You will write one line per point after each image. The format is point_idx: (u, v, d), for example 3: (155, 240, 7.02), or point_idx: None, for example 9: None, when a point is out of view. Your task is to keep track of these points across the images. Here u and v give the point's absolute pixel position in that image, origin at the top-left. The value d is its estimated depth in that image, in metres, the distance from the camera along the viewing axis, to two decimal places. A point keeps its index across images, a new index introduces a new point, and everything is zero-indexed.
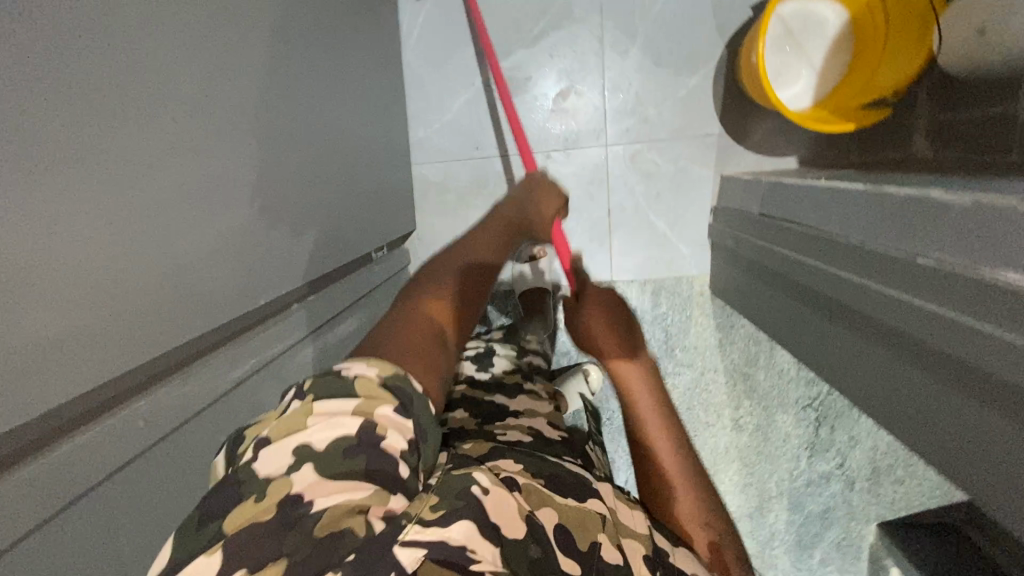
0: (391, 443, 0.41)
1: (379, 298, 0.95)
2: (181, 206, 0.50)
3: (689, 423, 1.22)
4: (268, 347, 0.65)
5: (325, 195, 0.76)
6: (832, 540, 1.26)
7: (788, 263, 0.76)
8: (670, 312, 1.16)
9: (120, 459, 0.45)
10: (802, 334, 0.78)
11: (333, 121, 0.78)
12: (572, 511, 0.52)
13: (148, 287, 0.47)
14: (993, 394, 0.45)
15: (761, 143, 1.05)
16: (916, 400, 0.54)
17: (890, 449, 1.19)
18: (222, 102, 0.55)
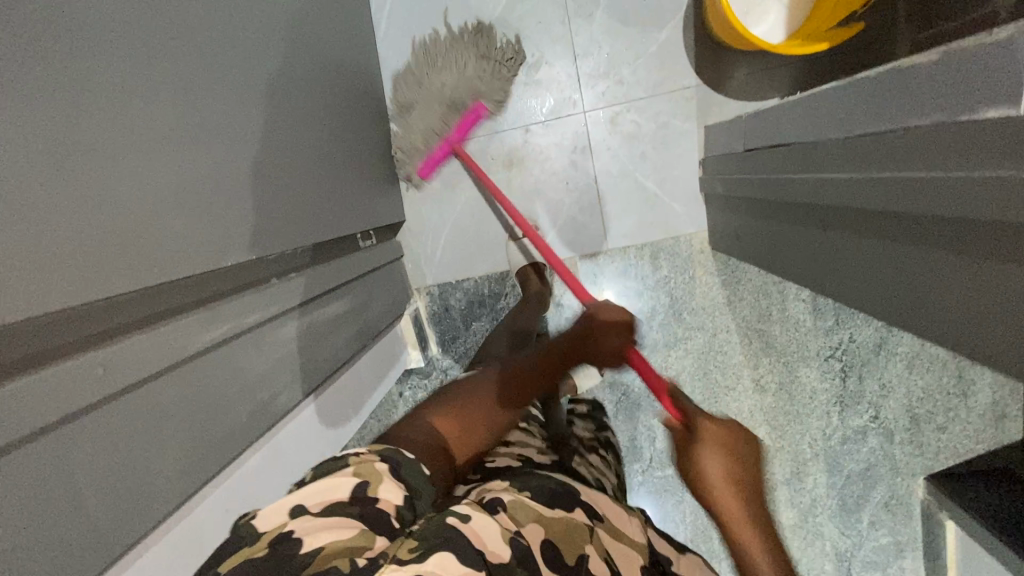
0: (383, 501, 0.49)
1: (369, 284, 0.94)
2: (171, 157, 0.48)
3: (708, 390, 1.16)
4: (264, 318, 0.62)
5: (312, 172, 0.76)
6: (879, 500, 1.19)
7: (778, 187, 0.72)
8: (671, 274, 1.12)
9: (119, 420, 0.41)
10: (804, 260, 0.74)
11: (312, 97, 0.78)
12: (557, 525, 0.56)
13: (144, 235, 0.44)
14: (999, 245, 0.41)
15: (742, 88, 1.03)
16: (929, 285, 0.50)
17: (926, 394, 1.13)
18: (203, 60, 0.54)
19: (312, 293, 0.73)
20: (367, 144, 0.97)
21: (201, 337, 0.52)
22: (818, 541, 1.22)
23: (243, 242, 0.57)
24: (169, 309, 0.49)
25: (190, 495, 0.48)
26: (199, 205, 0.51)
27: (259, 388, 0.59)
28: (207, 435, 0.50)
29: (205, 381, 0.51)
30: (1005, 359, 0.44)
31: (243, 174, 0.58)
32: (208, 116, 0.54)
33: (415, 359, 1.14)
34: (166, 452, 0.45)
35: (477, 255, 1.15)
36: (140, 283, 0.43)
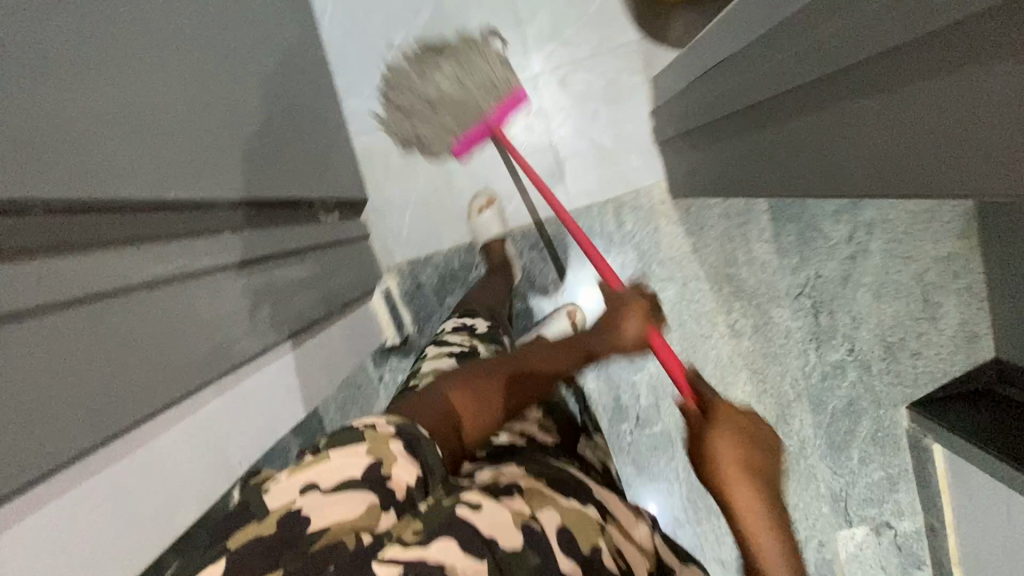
0: (396, 481, 0.48)
1: (333, 256, 0.95)
2: (118, 89, 0.50)
3: (685, 339, 1.18)
4: (221, 267, 0.63)
5: (263, 136, 0.77)
6: (867, 434, 1.20)
7: (736, 95, 0.74)
8: (636, 228, 1.15)
9: (59, 333, 0.42)
10: (759, 172, 0.77)
11: (253, 63, 0.79)
12: (573, 515, 0.55)
13: (96, 155, 0.45)
14: (909, 70, 0.43)
15: (682, 37, 1.08)
16: (865, 145, 0.51)
17: (896, 321, 1.16)
18: (141, 10, 0.56)
19: (268, 251, 0.73)
20: (317, 123, 0.99)
21: (147, 269, 0.52)
22: (812, 483, 1.22)
23: (189, 183, 0.58)
24: (112, 240, 0.49)
25: (138, 422, 0.48)
26: (148, 138, 0.52)
27: (212, 331, 0.59)
28: (152, 367, 0.50)
29: (150, 312, 0.51)
30: (909, 187, 0.46)
31: (188, 121, 0.60)
32: (149, 60, 0.55)
33: (390, 338, 1.14)
34: (107, 373, 0.45)
35: (445, 230, 1.15)
36: (89, 197, 0.44)
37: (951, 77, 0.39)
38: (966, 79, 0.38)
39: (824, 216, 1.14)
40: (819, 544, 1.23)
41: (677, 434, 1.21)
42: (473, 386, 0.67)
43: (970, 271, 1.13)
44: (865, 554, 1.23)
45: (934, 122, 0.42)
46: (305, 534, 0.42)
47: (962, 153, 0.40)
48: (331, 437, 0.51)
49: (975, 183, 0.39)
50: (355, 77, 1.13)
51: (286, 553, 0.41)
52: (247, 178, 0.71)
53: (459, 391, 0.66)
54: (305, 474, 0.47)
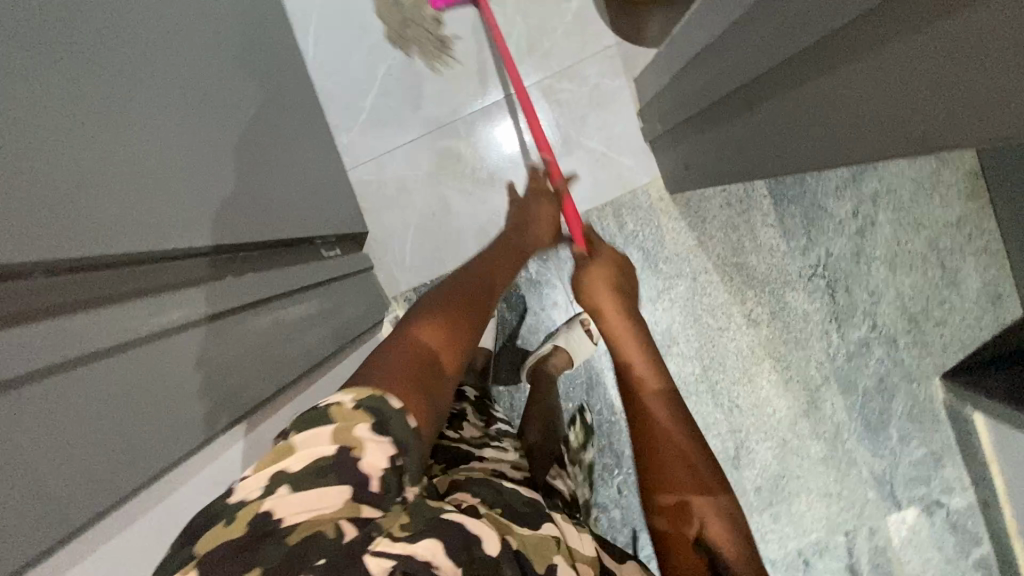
0: (368, 462, 0.49)
1: (339, 290, 0.94)
2: (113, 152, 0.51)
3: (702, 333, 1.16)
4: (228, 310, 0.63)
5: (256, 180, 0.78)
6: (903, 411, 1.16)
7: (723, 78, 0.73)
8: (638, 228, 1.14)
9: (85, 389, 0.43)
10: (755, 154, 0.76)
11: (239, 109, 0.80)
12: (529, 538, 0.53)
13: (101, 218, 0.47)
14: (890, 28, 0.44)
15: (658, 37, 1.10)
16: (863, 109, 0.51)
17: (917, 292, 1.13)
18: (134, 73, 0.58)
19: (270, 291, 0.72)
20: (311, 161, 1.00)
21: (160, 316, 0.53)
22: (854, 469, 1.18)
23: (180, 232, 0.58)
24: (102, 297, 0.47)
25: (137, 489, 0.47)
26: (135, 192, 0.52)
27: (217, 378, 0.59)
28: (146, 427, 0.48)
29: (152, 366, 0.50)
30: (908, 148, 0.46)
31: (181, 178, 0.61)
32: (142, 122, 0.57)
33: None
34: (97, 443, 0.43)
35: (447, 251, 1.15)
36: (78, 255, 0.44)
37: (932, 34, 0.40)
38: (949, 32, 0.39)
39: (827, 193, 1.13)
40: (871, 531, 1.18)
41: (708, 434, 1.17)
42: (436, 317, 0.64)
43: (982, 231, 1.12)
44: (919, 537, 1.18)
45: (924, 77, 0.42)
46: (280, 529, 0.43)
47: (948, 109, 0.41)
48: (301, 421, 0.51)
49: (963, 133, 0.40)
50: (345, 112, 1.14)
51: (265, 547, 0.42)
52: (247, 222, 0.72)
53: (432, 327, 0.63)
54: (276, 463, 0.48)
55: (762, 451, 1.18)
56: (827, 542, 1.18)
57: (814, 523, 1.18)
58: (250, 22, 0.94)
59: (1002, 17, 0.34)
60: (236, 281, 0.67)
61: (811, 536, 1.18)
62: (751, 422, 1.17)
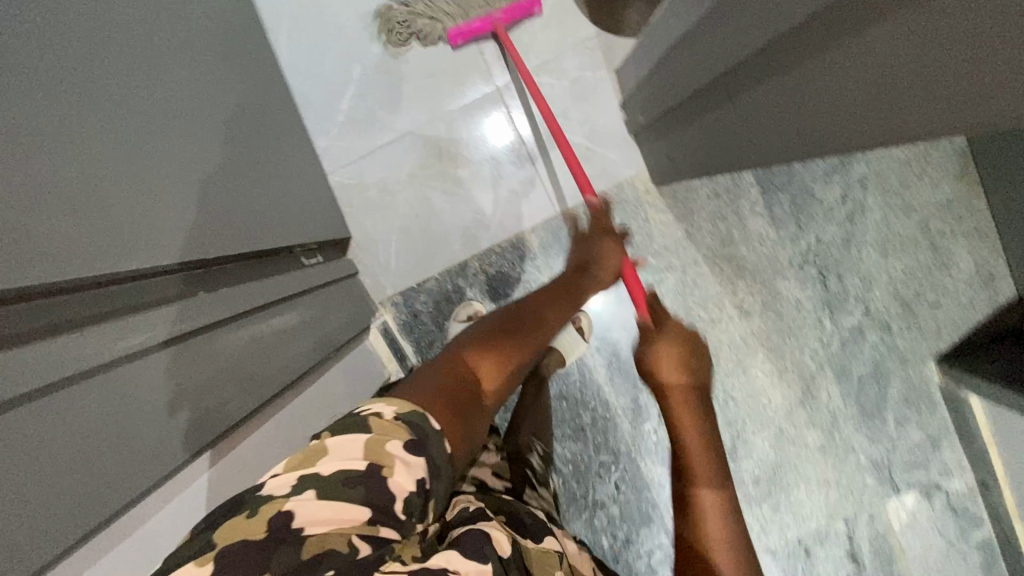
0: (398, 483, 0.47)
1: (321, 299, 0.93)
2: (75, 169, 0.49)
3: (694, 326, 1.14)
4: (204, 326, 0.62)
5: (231, 189, 0.77)
6: (899, 396, 1.16)
7: (702, 68, 0.72)
8: (625, 222, 1.12)
9: (54, 418, 0.42)
10: (739, 144, 0.74)
11: (212, 117, 0.78)
12: (533, 548, 0.57)
13: (64, 240, 0.45)
14: (862, 16, 0.43)
15: (639, 26, 1.08)
16: (850, 95, 0.50)
17: (909, 275, 1.12)
18: (99, 85, 0.56)
19: (247, 304, 0.71)
20: (290, 167, 0.98)
21: (134, 337, 0.52)
22: (851, 456, 1.17)
23: (148, 249, 0.56)
24: (54, 326, 0.45)
25: (106, 521, 0.46)
26: (97, 210, 0.50)
27: (192, 399, 0.57)
28: (113, 459, 0.46)
29: (122, 391, 0.49)
30: (921, 128, 0.45)
31: (151, 191, 0.59)
32: (107, 137, 0.55)
33: (393, 373, 1.12)
34: (57, 478, 0.41)
35: (432, 252, 1.13)
36: (26, 281, 0.41)
37: (903, 21, 0.39)
38: (924, 16, 0.38)
39: (815, 179, 1.11)
40: (870, 516, 1.18)
41: None
42: (483, 347, 0.62)
43: (972, 211, 1.11)
44: (919, 521, 1.18)
45: (908, 63, 0.42)
46: (298, 532, 0.42)
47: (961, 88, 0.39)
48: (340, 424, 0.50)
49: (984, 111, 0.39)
50: (322, 115, 1.12)
51: (278, 553, 0.41)
52: (221, 234, 0.70)
53: (484, 356, 0.61)
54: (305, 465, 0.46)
55: (758, 442, 1.17)
56: (827, 530, 1.17)
57: (813, 511, 1.17)
58: (222, 26, 0.91)
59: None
60: (213, 296, 0.66)
61: (811, 524, 1.17)
62: (747, 414, 1.16)
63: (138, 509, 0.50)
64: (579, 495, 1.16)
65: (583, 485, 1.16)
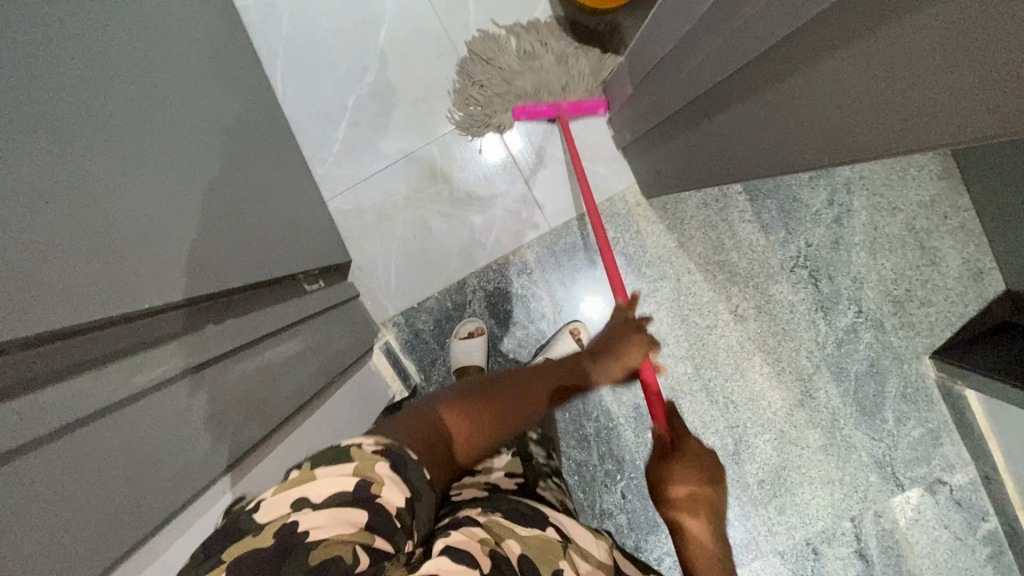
0: (387, 501, 0.48)
1: (324, 324, 0.95)
2: (94, 215, 0.52)
3: (692, 333, 1.16)
4: (213, 359, 0.64)
5: (236, 223, 0.80)
6: (897, 392, 1.17)
7: (681, 89, 0.75)
8: (618, 234, 1.15)
9: (77, 455, 0.44)
10: (719, 160, 0.78)
11: (215, 155, 0.81)
12: (531, 541, 0.58)
13: (84, 285, 0.48)
14: (843, 35, 0.46)
15: (620, 46, 1.13)
16: (817, 113, 0.53)
17: (898, 274, 1.14)
18: (112, 132, 0.59)
19: (254, 334, 0.73)
20: (290, 197, 1.01)
21: (149, 369, 0.54)
22: (854, 454, 1.19)
23: (156, 288, 0.58)
24: (74, 364, 0.47)
25: (128, 551, 0.48)
26: (109, 254, 0.53)
27: (204, 430, 0.59)
28: (128, 493, 0.48)
29: (141, 423, 0.51)
30: (867, 148, 0.49)
31: (162, 231, 0.62)
32: (120, 181, 0.58)
33: (399, 391, 1.14)
34: (75, 515, 0.43)
35: (432, 273, 1.16)
36: (40, 328, 0.43)
37: (879, 39, 0.42)
38: (896, 37, 0.40)
39: (800, 185, 1.14)
40: (876, 514, 1.19)
41: (706, 432, 1.17)
42: (473, 405, 0.62)
43: (956, 209, 1.14)
44: (925, 515, 1.19)
45: (871, 83, 0.45)
46: (299, 548, 0.43)
47: (910, 110, 0.42)
48: (321, 450, 0.50)
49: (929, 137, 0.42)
50: (318, 145, 1.15)
51: (286, 565, 0.42)
52: (227, 267, 0.72)
53: (461, 418, 0.60)
54: (294, 489, 0.47)
55: (761, 444, 1.18)
56: (834, 529, 1.18)
57: (819, 511, 1.18)
58: (222, 64, 0.95)
59: (945, 18, 0.36)
60: (221, 327, 0.68)
61: (818, 524, 1.18)
62: (747, 417, 1.18)
63: (157, 540, 0.52)
64: (587, 504, 1.18)
65: (591, 494, 1.17)
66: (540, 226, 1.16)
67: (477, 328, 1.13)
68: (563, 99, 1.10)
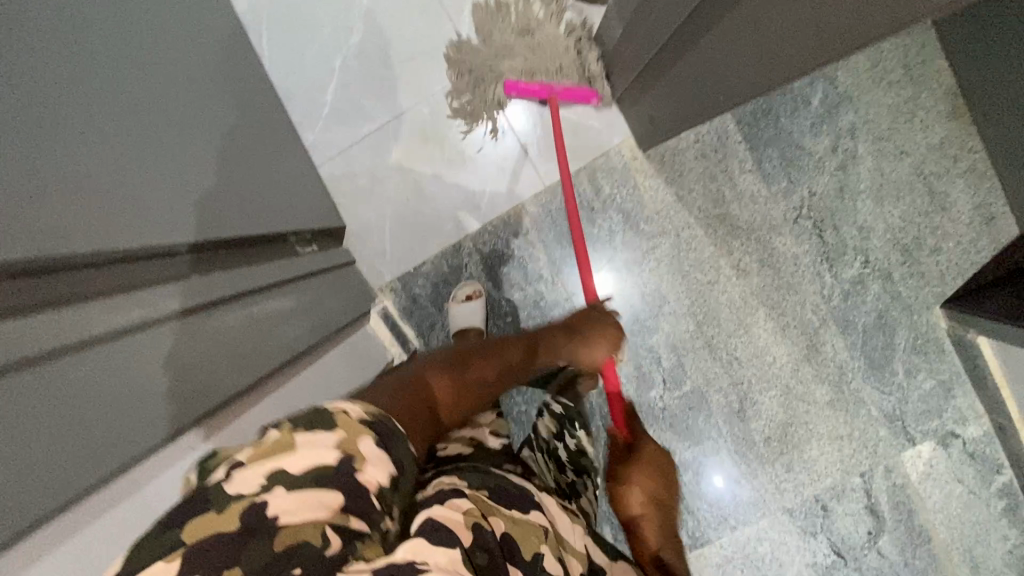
0: (368, 478, 0.47)
1: (318, 285, 0.95)
2: (87, 145, 0.53)
3: (693, 289, 1.14)
4: (208, 302, 0.65)
5: (232, 175, 0.79)
6: (906, 344, 1.14)
7: (664, 20, 0.73)
8: (614, 190, 1.13)
9: (77, 376, 0.46)
10: (704, 91, 0.77)
11: (207, 108, 0.79)
12: (518, 523, 0.59)
13: (81, 214, 0.49)
14: None
15: None
16: (792, 23, 0.55)
17: (907, 222, 1.11)
18: (106, 69, 0.59)
19: (245, 286, 0.72)
20: (283, 157, 1.00)
21: (151, 302, 0.57)
22: (862, 409, 1.16)
23: (142, 231, 0.57)
24: (53, 299, 0.46)
25: (96, 484, 0.47)
26: (101, 189, 0.52)
27: (183, 376, 0.58)
28: (91, 429, 0.46)
29: (137, 354, 0.53)
30: (854, 37, 0.50)
31: (155, 171, 0.62)
32: (112, 115, 0.57)
33: (396, 356, 1.14)
34: (33, 449, 0.41)
35: (426, 235, 1.14)
36: (55, 253, 0.45)
37: None
38: None
39: (803, 131, 1.11)
40: (886, 469, 1.16)
41: (709, 389, 1.16)
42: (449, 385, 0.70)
43: (967, 150, 1.09)
44: (937, 470, 1.16)
45: None
46: (268, 525, 0.42)
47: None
48: (303, 417, 0.48)
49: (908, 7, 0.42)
50: (307, 108, 1.13)
51: (246, 553, 0.40)
52: (223, 216, 0.72)
53: (446, 382, 0.70)
54: (270, 459, 0.44)
55: (767, 401, 1.16)
56: (842, 485, 1.17)
57: (828, 468, 1.17)
58: (212, 18, 0.93)
59: None
60: (218, 274, 0.69)
61: (826, 481, 1.17)
62: (750, 375, 1.16)
63: (148, 463, 0.54)
64: None
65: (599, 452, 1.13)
66: (526, 183, 1.14)
67: (473, 293, 1.12)
68: (555, 81, 1.03)
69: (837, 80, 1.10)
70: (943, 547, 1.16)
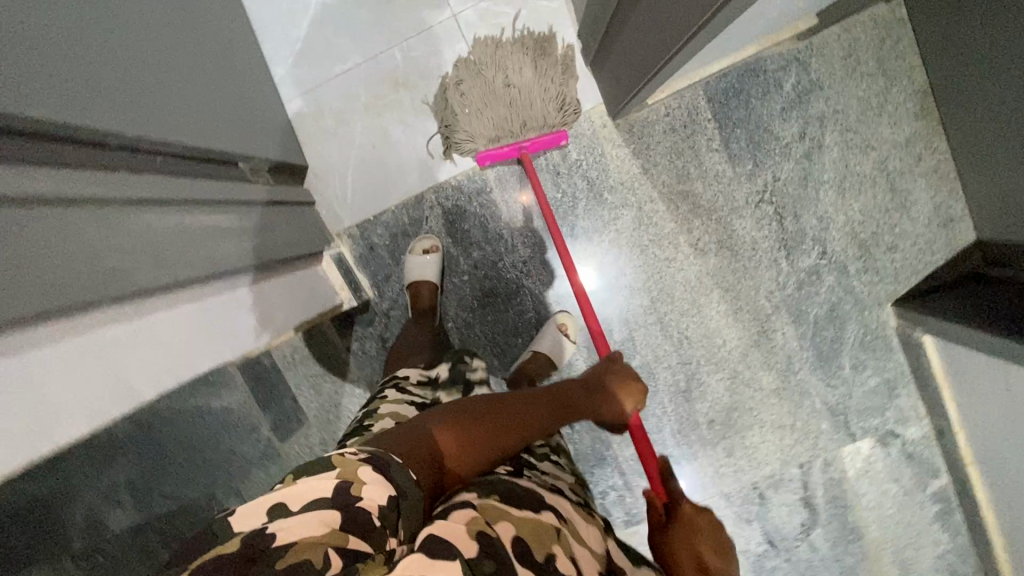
0: (367, 500, 0.50)
1: (270, 214, 0.94)
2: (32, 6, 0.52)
3: (651, 265, 1.14)
4: (150, 200, 0.64)
5: (185, 82, 0.78)
6: (856, 339, 1.15)
7: None
8: (582, 157, 1.13)
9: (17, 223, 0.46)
10: (656, 37, 0.81)
11: (161, 8, 0.78)
12: (528, 522, 0.56)
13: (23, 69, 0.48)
14: None
15: None
16: None
17: (867, 216, 1.11)
18: None
19: (184, 194, 0.71)
20: (248, 83, 0.99)
21: (93, 183, 0.56)
22: (806, 401, 1.17)
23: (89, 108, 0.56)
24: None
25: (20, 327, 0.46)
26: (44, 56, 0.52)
27: (121, 251, 0.57)
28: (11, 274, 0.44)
29: (74, 223, 0.52)
30: None
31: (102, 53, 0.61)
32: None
33: (347, 300, 1.14)
34: None
35: (389, 185, 1.14)
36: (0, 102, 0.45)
37: None
38: None
39: (773, 114, 1.11)
40: (825, 462, 1.17)
41: (657, 365, 1.16)
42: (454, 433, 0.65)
43: (932, 150, 1.10)
44: (874, 467, 1.17)
45: None
46: (270, 548, 0.44)
47: None
48: (304, 467, 0.53)
49: None
50: (280, 43, 1.12)
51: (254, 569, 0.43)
52: (173, 122, 0.72)
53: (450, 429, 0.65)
54: (274, 499, 0.49)
55: (713, 382, 1.17)
56: (781, 474, 1.17)
57: (768, 456, 1.17)
58: None
59: None
60: (161, 177, 0.68)
61: (764, 469, 1.17)
62: (699, 355, 1.16)
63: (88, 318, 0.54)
64: None
65: None
66: None
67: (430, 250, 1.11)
68: (523, 138, 1.04)
69: (810, 66, 1.10)
70: (873, 544, 1.17)
